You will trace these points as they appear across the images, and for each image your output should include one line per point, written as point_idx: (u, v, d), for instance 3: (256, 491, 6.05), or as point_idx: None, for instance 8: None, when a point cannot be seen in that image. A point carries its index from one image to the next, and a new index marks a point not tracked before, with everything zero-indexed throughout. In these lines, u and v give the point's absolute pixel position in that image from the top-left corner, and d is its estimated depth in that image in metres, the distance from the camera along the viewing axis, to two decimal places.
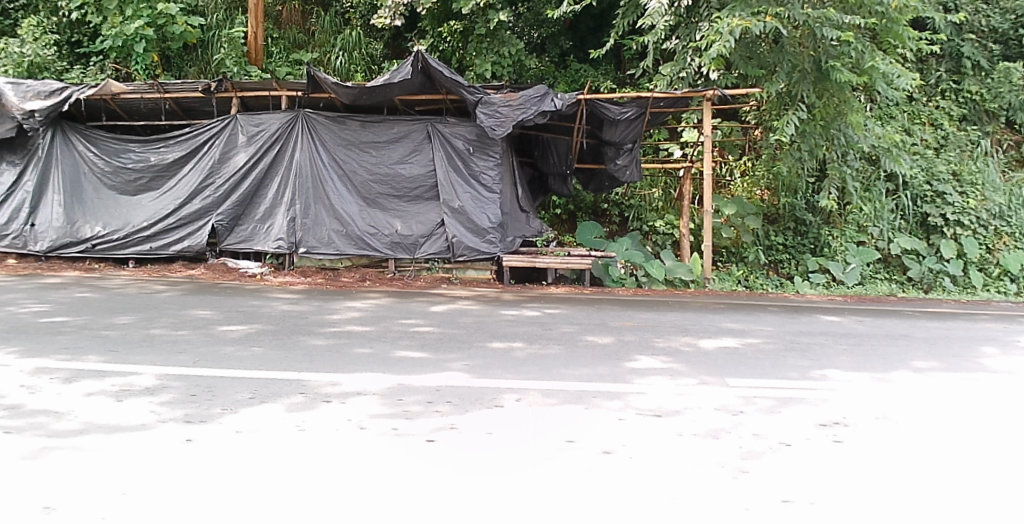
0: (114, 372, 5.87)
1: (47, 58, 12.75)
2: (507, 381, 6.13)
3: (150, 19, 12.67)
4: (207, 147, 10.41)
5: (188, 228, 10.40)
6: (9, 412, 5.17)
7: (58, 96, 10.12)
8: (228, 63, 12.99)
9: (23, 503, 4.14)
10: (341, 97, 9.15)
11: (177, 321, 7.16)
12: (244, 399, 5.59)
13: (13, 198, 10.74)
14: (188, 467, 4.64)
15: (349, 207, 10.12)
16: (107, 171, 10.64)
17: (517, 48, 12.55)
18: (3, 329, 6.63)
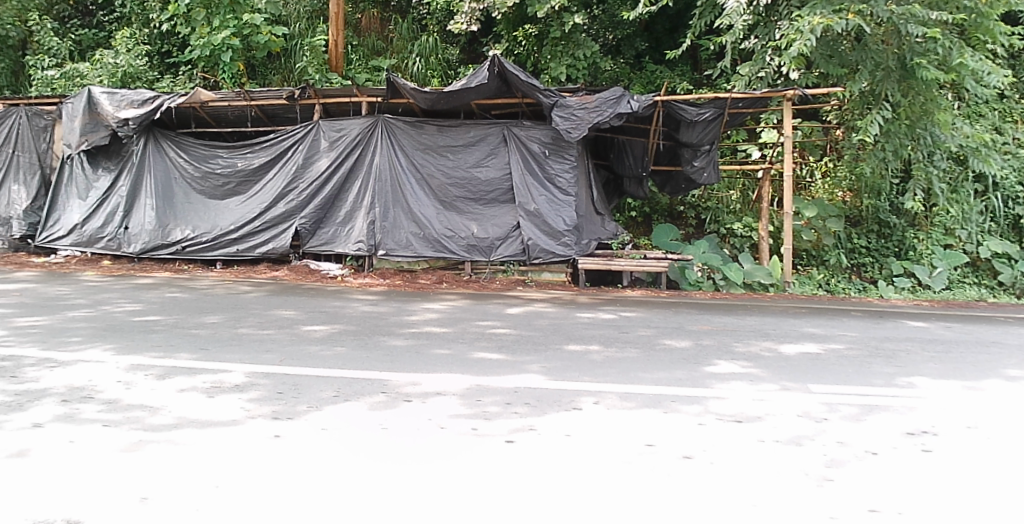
0: (205, 370, 6.06)
1: (139, 68, 13.46)
2: (585, 383, 6.12)
3: (236, 29, 12.94)
4: (291, 153, 10.69)
5: (272, 231, 10.65)
6: (107, 406, 5.41)
7: (151, 104, 10.53)
8: (309, 71, 13.28)
9: (126, 494, 4.34)
10: (418, 102, 9.33)
11: (263, 321, 7.36)
12: (328, 397, 5.70)
13: (109, 202, 11.27)
14: (277, 461, 4.78)
15: (428, 210, 10.24)
16: (197, 176, 11.05)
17: (592, 50, 12.51)
18: (101, 327, 6.94)
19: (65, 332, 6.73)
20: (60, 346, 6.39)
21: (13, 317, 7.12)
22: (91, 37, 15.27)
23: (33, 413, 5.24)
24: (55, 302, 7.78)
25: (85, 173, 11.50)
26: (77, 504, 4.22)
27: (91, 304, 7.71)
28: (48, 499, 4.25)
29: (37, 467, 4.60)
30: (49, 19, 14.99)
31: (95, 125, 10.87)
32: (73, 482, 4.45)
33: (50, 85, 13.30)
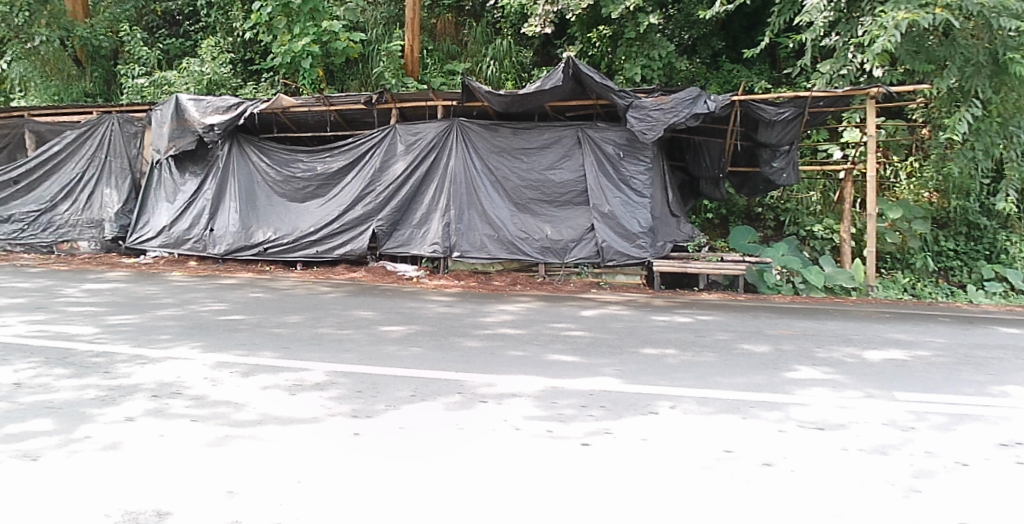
0: (286, 368, 6.20)
1: (223, 76, 13.88)
2: (661, 386, 6.05)
3: (316, 36, 12.94)
4: (368, 157, 10.87)
5: (350, 233, 10.85)
6: (195, 402, 5.59)
7: (235, 110, 10.87)
8: (387, 76, 13.38)
9: (214, 486, 4.48)
10: (493, 105, 9.40)
11: (342, 321, 7.51)
12: (406, 397, 5.77)
13: (195, 205, 11.67)
14: (357, 459, 4.86)
15: (502, 212, 10.29)
16: (278, 180, 11.33)
17: (668, 50, 12.37)
18: (189, 325, 7.18)
19: (155, 330, 6.99)
20: (151, 343, 6.65)
21: (105, 315, 7.44)
22: (179, 46, 15.94)
23: (126, 407, 5.46)
24: (145, 301, 8.10)
25: (173, 178, 11.95)
26: (166, 496, 4.37)
27: (179, 304, 7.99)
28: (142, 490, 4.42)
29: (130, 459, 4.79)
30: (139, 31, 15.67)
31: (183, 131, 11.29)
32: (161, 475, 4.61)
33: (139, 93, 14.01)
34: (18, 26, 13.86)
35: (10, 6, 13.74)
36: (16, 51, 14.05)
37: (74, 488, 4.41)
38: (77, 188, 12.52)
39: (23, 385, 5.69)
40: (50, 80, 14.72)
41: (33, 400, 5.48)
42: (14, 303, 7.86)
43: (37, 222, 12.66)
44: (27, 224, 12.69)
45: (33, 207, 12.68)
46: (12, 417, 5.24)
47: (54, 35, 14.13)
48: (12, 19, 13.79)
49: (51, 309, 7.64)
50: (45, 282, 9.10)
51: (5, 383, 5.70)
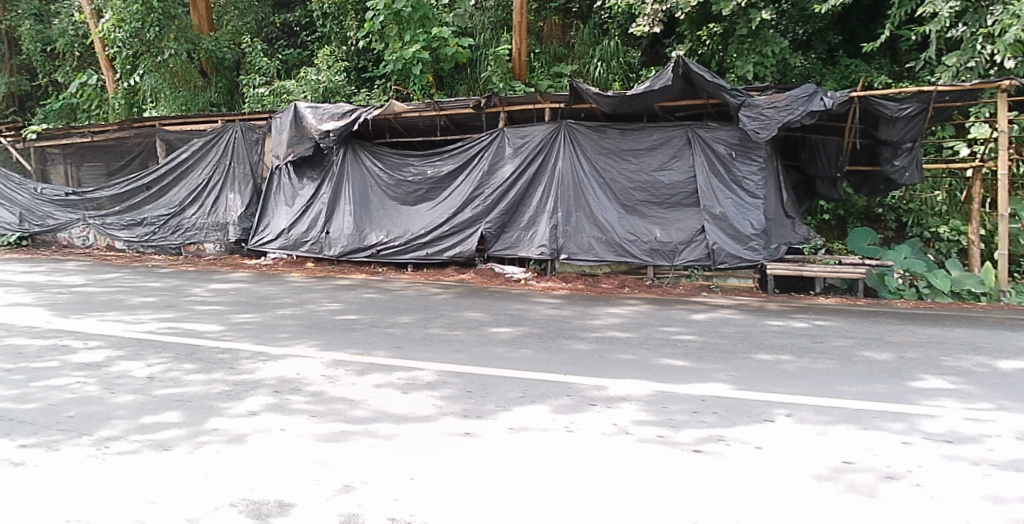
0: (400, 367, 6.35)
1: (338, 84, 14.22)
2: (775, 393, 5.89)
3: (426, 42, 13.02)
4: (477, 160, 11.00)
5: (460, 236, 11.04)
6: (313, 398, 5.80)
7: (349, 117, 11.17)
8: (494, 80, 13.28)
9: (332, 481, 4.63)
10: (601, 107, 9.37)
11: (452, 322, 7.64)
12: (515, 398, 5.81)
13: (312, 209, 12.14)
14: (468, 459, 4.91)
15: (609, 214, 10.18)
16: (390, 184, 11.62)
17: (782, 47, 11.78)
18: (307, 324, 7.46)
19: (276, 329, 7.29)
20: (272, 341, 6.94)
21: (228, 313, 7.83)
22: (296, 56, 16.58)
23: (249, 402, 5.71)
24: (265, 300, 8.48)
25: (292, 183, 12.46)
26: (286, 487, 4.55)
27: (297, 304, 8.31)
28: (266, 482, 4.61)
29: (252, 451, 5.01)
30: (259, 42, 16.38)
31: (300, 138, 11.77)
32: (281, 467, 4.80)
33: (260, 102, 14.53)
34: (150, 40, 14.77)
35: (142, 22, 14.57)
36: (148, 65, 14.93)
37: (204, 478, 4.65)
38: (203, 193, 13.21)
39: (156, 378, 6.04)
40: (178, 90, 15.40)
41: (165, 393, 5.81)
42: (146, 301, 8.38)
43: (168, 225, 13.54)
44: (159, 227, 13.60)
45: (164, 211, 13.56)
46: (147, 409, 5.57)
47: (182, 48, 14.92)
48: (145, 35, 14.65)
49: (179, 307, 8.10)
50: (172, 282, 9.68)
51: (140, 377, 6.07)
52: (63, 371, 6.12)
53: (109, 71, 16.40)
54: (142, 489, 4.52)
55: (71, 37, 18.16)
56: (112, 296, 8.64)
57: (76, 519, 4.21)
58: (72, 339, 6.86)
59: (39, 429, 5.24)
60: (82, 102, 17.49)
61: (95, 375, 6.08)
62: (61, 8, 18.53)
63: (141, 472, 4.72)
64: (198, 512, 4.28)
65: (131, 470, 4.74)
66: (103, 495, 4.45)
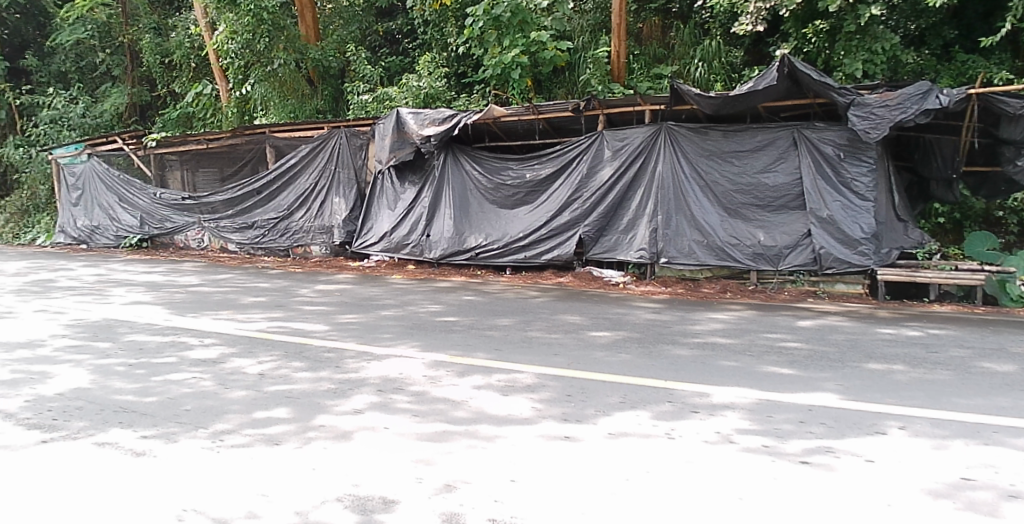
0: (500, 370, 6.40)
1: (438, 89, 14.26)
2: (885, 404, 5.66)
3: (525, 47, 13.04)
4: (576, 163, 11.00)
5: (558, 239, 11.06)
6: (416, 397, 5.91)
7: (450, 122, 11.44)
8: (593, 83, 13.01)
9: (433, 480, 4.70)
10: (703, 108, 9.22)
11: (552, 325, 7.66)
12: (616, 403, 5.79)
13: (412, 213, 12.41)
14: (566, 462, 4.91)
15: (711, 218, 9.98)
16: (490, 187, 11.77)
17: (892, 42, 11.36)
18: (409, 326, 7.61)
19: (379, 329, 7.48)
20: (376, 341, 7.12)
21: (333, 313, 8.09)
22: (399, 63, 16.88)
23: (354, 400, 5.87)
24: (368, 301, 8.70)
25: (394, 187, 12.76)
26: (386, 484, 4.66)
27: (400, 305, 8.52)
28: (370, 479, 4.72)
29: (354, 449, 5.14)
30: (364, 51, 16.65)
31: (402, 143, 12.04)
32: (382, 464, 4.92)
33: (365, 108, 14.97)
34: (261, 51, 15.32)
35: (253, 33, 15.08)
36: (258, 74, 15.50)
37: (312, 473, 4.81)
38: (310, 197, 13.68)
39: (266, 375, 6.28)
40: (287, 98, 16.06)
41: (275, 390, 6.02)
42: (256, 301, 8.74)
43: (277, 228, 14.14)
44: (269, 229, 14.22)
45: (274, 214, 14.15)
46: (259, 405, 5.79)
47: (291, 58, 15.40)
48: (256, 45, 15.19)
49: (288, 307, 8.40)
50: (282, 283, 10.06)
51: (252, 373, 6.31)
52: (180, 366, 6.44)
53: (223, 81, 17.23)
54: (253, 482, 4.70)
55: (188, 49, 19.11)
56: (224, 295, 9.05)
57: (193, 507, 4.42)
58: (189, 336, 7.22)
59: (159, 421, 5.53)
60: (197, 111, 18.36)
61: (210, 371, 6.36)
62: (179, 22, 19.56)
63: (249, 465, 4.92)
64: (306, 505, 4.43)
65: (244, 462, 4.95)
66: (218, 486, 4.65)
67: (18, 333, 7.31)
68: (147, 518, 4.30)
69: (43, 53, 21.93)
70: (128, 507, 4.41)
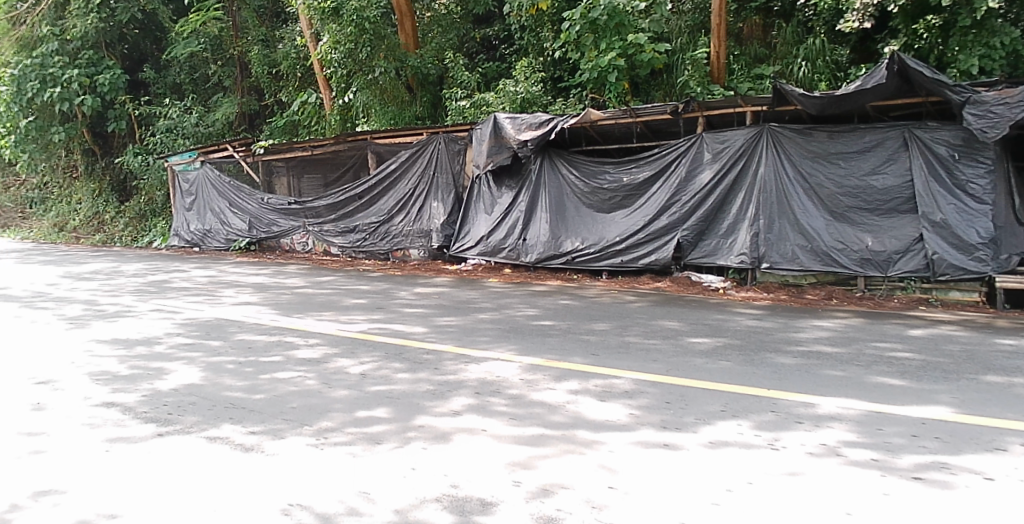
0: (597, 375, 6.35)
1: (535, 94, 14.22)
2: (1005, 419, 5.32)
3: (622, 49, 12.98)
4: (674, 167, 10.88)
5: (656, 243, 10.94)
6: (513, 401, 5.92)
7: (546, 127, 11.49)
8: (691, 84, 12.89)
9: (530, 483, 4.69)
10: (807, 108, 8.99)
11: (649, 330, 7.56)
12: (716, 411, 5.66)
13: (509, 217, 12.54)
14: (665, 472, 4.80)
15: (816, 222, 9.68)
16: (586, 191, 11.78)
17: (1012, 36, 10.84)
18: (506, 329, 7.65)
19: (477, 332, 7.56)
20: (473, 343, 7.19)
21: (432, 316, 8.23)
22: (495, 69, 16.55)
23: (452, 401, 5.93)
24: (465, 304, 8.81)
25: (491, 191, 12.92)
26: (483, 486, 4.68)
27: (496, 308, 8.59)
28: (468, 481, 4.75)
29: (452, 451, 5.17)
30: (461, 57, 16.56)
31: (499, 148, 12.16)
32: (479, 467, 4.94)
33: (462, 114, 14.89)
34: (362, 60, 15.69)
35: (355, 43, 15.45)
36: (360, 83, 15.90)
37: (411, 473, 4.87)
38: (410, 202, 13.99)
39: (368, 375, 6.42)
40: (388, 105, 16.21)
41: (376, 390, 6.15)
42: (356, 303, 8.98)
43: (377, 232, 14.51)
44: (370, 233, 14.60)
45: (374, 218, 14.52)
46: (361, 404, 5.92)
47: (391, 66, 15.73)
48: (358, 54, 15.59)
49: (387, 310, 8.59)
50: (380, 285, 10.32)
51: (354, 373, 6.48)
52: (286, 365, 6.66)
53: (327, 91, 17.61)
54: (353, 479, 4.80)
55: (294, 59, 19.64)
56: (327, 297, 9.34)
57: (298, 501, 4.54)
58: (294, 336, 7.47)
59: (266, 418, 5.72)
60: (303, 119, 18.94)
61: (315, 370, 6.56)
62: (285, 34, 20.18)
63: (349, 463, 5.02)
64: (405, 503, 4.48)
65: (345, 460, 5.06)
66: (320, 482, 4.77)
67: (136, 330, 7.74)
68: (254, 510, 4.45)
69: (159, 65, 23.21)
70: (235, 499, 4.57)
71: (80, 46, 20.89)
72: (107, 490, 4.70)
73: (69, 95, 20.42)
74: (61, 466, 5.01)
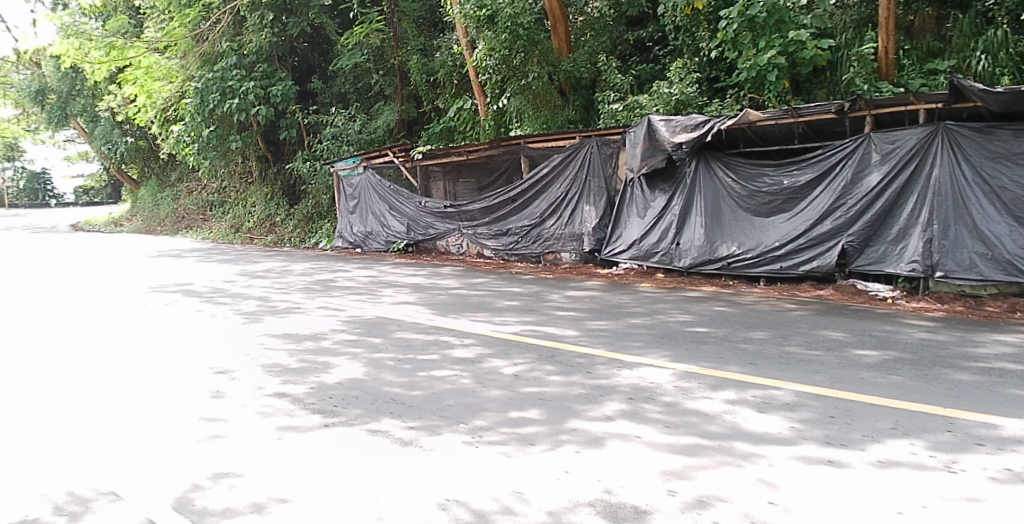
0: (755, 385, 6.15)
1: (690, 96, 13.94)
2: None
3: (783, 47, 12.79)
4: (839, 169, 10.41)
5: (818, 249, 10.51)
6: (667, 408, 5.83)
7: (702, 128, 11.33)
8: (857, 82, 12.25)
9: (686, 494, 4.57)
10: (989, 105, 8.38)
11: (811, 340, 7.24)
12: (886, 429, 5.32)
13: (662, 221, 12.46)
14: (830, 489, 4.55)
15: (998, 228, 8.96)
16: (743, 195, 11.48)
17: None
18: (660, 335, 7.57)
19: (629, 337, 7.53)
20: (625, 348, 7.15)
21: (584, 320, 8.26)
22: (648, 71, 16.29)
23: (605, 406, 5.90)
24: (617, 309, 8.78)
25: (645, 195, 12.86)
26: (638, 493, 4.61)
27: (649, 314, 8.51)
28: (624, 487, 4.69)
29: (605, 456, 5.12)
30: (615, 60, 16.35)
31: (654, 150, 12.16)
32: (634, 474, 4.87)
33: (615, 117, 14.79)
34: (516, 66, 15.91)
35: (510, 49, 15.72)
36: (514, 88, 16.04)
37: (564, 476, 4.86)
38: (561, 206, 14.13)
39: (521, 377, 6.52)
40: (540, 110, 16.23)
41: (529, 391, 6.23)
42: (509, 305, 9.16)
43: (530, 235, 14.72)
44: (523, 236, 14.83)
45: (527, 222, 14.75)
46: (515, 405, 6.00)
47: (544, 71, 15.85)
48: (512, 61, 15.82)
49: (539, 312, 8.70)
50: (532, 288, 10.48)
51: (508, 374, 6.59)
52: (444, 364, 6.88)
53: (481, 97, 17.89)
54: (505, 479, 4.85)
55: (451, 67, 20.01)
56: (481, 298, 9.58)
57: (453, 497, 4.64)
58: (450, 336, 7.71)
59: (424, 413, 5.91)
60: (458, 125, 19.29)
61: (470, 369, 6.73)
62: (442, 43, 20.69)
63: (504, 463, 5.08)
64: (558, 506, 4.49)
65: (498, 459, 5.13)
66: (472, 480, 4.85)
67: (303, 326, 8.24)
68: (412, 502, 4.59)
69: (326, 76, 24.71)
70: (394, 491, 4.73)
71: (256, 60, 22.40)
72: (279, 475, 4.98)
73: (246, 106, 21.84)
74: (238, 450, 5.37)
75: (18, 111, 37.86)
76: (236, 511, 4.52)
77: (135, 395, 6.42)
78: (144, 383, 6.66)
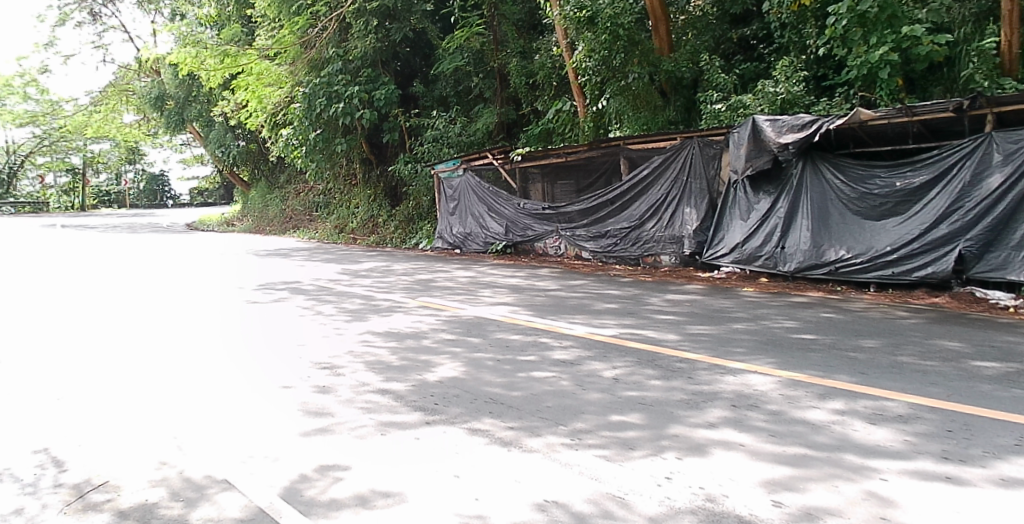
0: (865, 396, 5.95)
1: (796, 94, 13.57)
2: None
3: (896, 43, 12.26)
4: (957, 170, 10.01)
5: (934, 254, 10.04)
6: (772, 416, 5.70)
7: (809, 129, 11.15)
8: (977, 78, 11.71)
9: (793, 505, 4.44)
10: None
11: (926, 350, 6.94)
12: (1010, 445, 5.03)
13: (766, 223, 12.20)
14: (949, 507, 4.32)
15: None
16: (853, 197, 11.12)
17: None
18: (764, 341, 7.41)
19: (732, 342, 7.41)
20: (728, 354, 7.04)
21: (685, 324, 8.16)
22: (753, 69, 15.90)
23: (707, 412, 5.82)
24: (719, 313, 8.64)
25: (748, 197, 12.67)
26: (743, 502, 4.50)
27: (752, 319, 8.34)
28: (728, 495, 4.60)
29: (707, 464, 5.03)
30: (717, 58, 16.03)
31: (760, 152, 11.93)
32: (738, 482, 4.76)
33: (717, 117, 14.57)
34: (616, 67, 15.91)
35: (610, 50, 15.75)
36: (614, 88, 16.02)
37: (665, 482, 4.81)
38: (662, 207, 13.98)
39: (621, 380, 6.50)
40: (639, 111, 16.10)
41: (629, 395, 6.21)
42: (608, 307, 9.13)
43: (629, 237, 14.59)
44: (622, 238, 14.71)
45: (626, 223, 14.63)
46: (615, 408, 5.99)
47: (644, 72, 15.69)
48: (612, 62, 15.84)
49: (638, 315, 8.65)
50: (630, 291, 10.43)
51: (608, 377, 6.59)
52: (543, 366, 6.93)
53: (581, 98, 17.88)
54: (605, 482, 4.83)
55: (550, 69, 20.24)
56: (580, 301, 9.60)
57: (552, 498, 4.66)
58: (548, 337, 7.76)
59: (524, 414, 5.96)
60: (557, 126, 19.40)
61: (570, 372, 6.76)
62: (542, 44, 20.74)
63: (604, 467, 5.05)
64: (658, 511, 4.44)
65: (597, 462, 5.12)
66: (572, 482, 4.85)
67: (404, 325, 8.46)
68: (511, 501, 4.63)
69: (427, 80, 25.16)
70: (493, 491, 4.78)
71: (360, 65, 23.02)
72: (383, 471, 5.11)
73: (350, 109, 22.42)
74: (343, 444, 5.55)
75: (140, 118, 40.43)
76: (341, 503, 4.66)
77: (246, 387, 6.72)
78: (259, 376, 6.97)
